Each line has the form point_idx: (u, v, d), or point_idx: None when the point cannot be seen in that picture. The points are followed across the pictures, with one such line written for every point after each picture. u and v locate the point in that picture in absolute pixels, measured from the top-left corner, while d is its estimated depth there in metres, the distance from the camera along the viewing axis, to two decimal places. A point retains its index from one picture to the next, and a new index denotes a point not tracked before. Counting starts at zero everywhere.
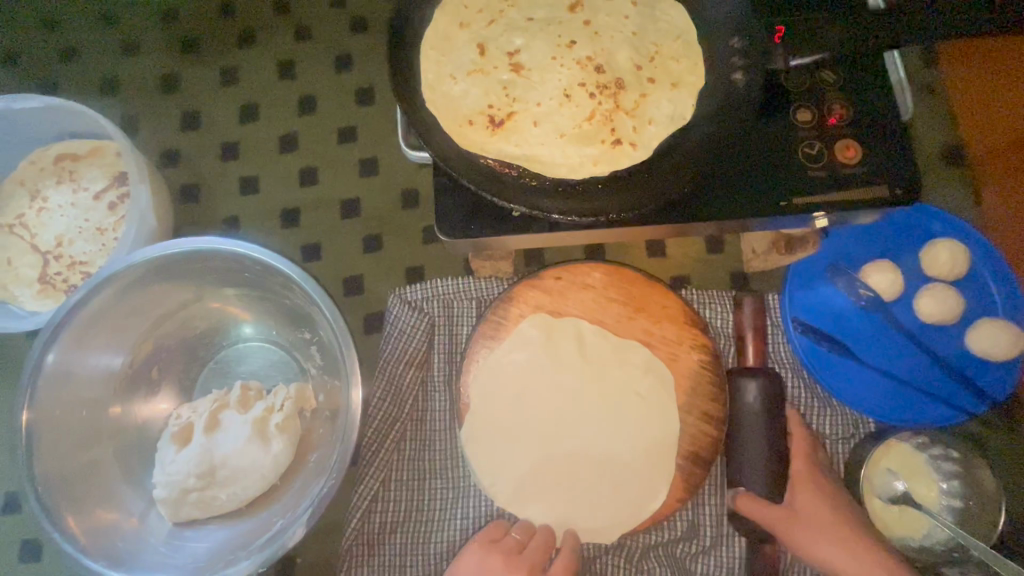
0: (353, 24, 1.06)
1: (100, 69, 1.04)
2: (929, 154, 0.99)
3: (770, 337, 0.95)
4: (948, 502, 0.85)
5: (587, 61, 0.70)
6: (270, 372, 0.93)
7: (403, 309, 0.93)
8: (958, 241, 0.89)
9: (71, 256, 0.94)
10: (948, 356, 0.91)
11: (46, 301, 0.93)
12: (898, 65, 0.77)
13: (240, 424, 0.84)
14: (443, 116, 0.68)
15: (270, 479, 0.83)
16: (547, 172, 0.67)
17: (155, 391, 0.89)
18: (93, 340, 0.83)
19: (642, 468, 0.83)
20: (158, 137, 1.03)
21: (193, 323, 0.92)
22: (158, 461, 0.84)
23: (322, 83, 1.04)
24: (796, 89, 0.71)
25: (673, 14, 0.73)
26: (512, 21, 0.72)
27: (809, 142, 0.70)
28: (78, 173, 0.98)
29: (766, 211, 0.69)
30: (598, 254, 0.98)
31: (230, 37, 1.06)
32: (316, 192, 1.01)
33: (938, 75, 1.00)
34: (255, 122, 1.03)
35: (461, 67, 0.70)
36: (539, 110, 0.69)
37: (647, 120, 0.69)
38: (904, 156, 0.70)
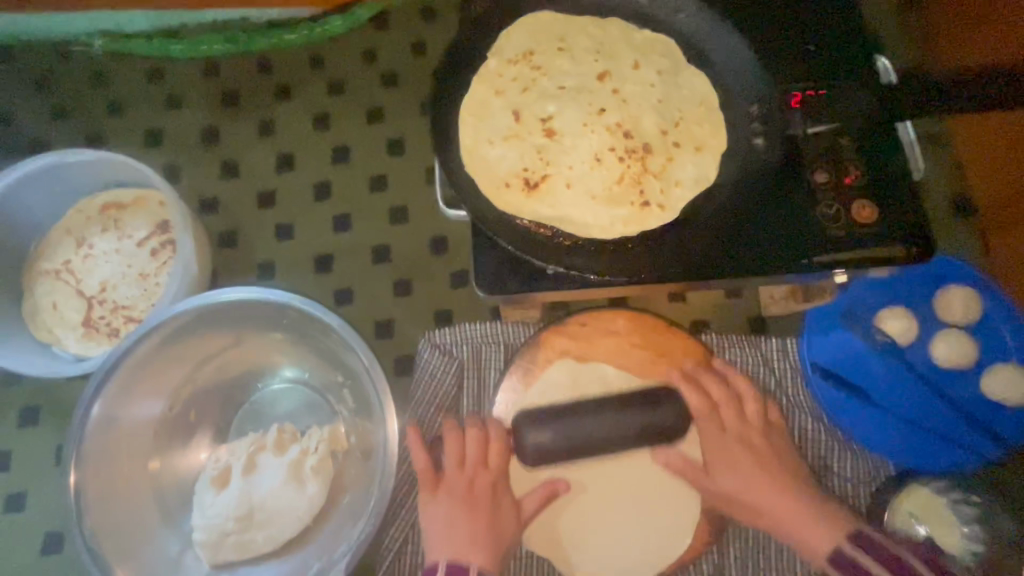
0: (385, 78, 1.12)
1: (146, 122, 1.11)
2: (938, 202, 1.03)
3: (789, 381, 0.97)
4: (971, 547, 0.85)
5: (616, 127, 0.74)
6: (304, 413, 0.96)
7: (432, 353, 0.96)
8: (970, 288, 0.93)
9: (114, 301, 0.98)
10: (964, 400, 0.93)
11: (90, 345, 0.96)
12: (908, 128, 0.81)
13: (276, 467, 0.87)
14: (482, 179, 0.73)
15: (305, 521, 0.85)
16: (580, 232, 0.71)
17: (193, 433, 0.92)
18: (139, 385, 0.87)
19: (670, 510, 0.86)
20: (199, 186, 1.08)
21: (231, 366, 0.95)
22: (197, 503, 0.86)
23: (355, 135, 1.09)
24: (815, 152, 0.75)
25: (696, 81, 0.77)
26: (544, 89, 0.77)
27: (828, 202, 0.73)
28: (122, 221, 1.02)
29: (789, 268, 0.72)
30: (621, 300, 1.01)
31: (267, 91, 1.12)
32: (348, 238, 1.05)
33: (945, 128, 1.05)
34: (291, 171, 1.08)
35: (497, 133, 0.75)
36: (571, 173, 0.73)
37: (674, 182, 0.73)
38: (917, 216, 0.73)
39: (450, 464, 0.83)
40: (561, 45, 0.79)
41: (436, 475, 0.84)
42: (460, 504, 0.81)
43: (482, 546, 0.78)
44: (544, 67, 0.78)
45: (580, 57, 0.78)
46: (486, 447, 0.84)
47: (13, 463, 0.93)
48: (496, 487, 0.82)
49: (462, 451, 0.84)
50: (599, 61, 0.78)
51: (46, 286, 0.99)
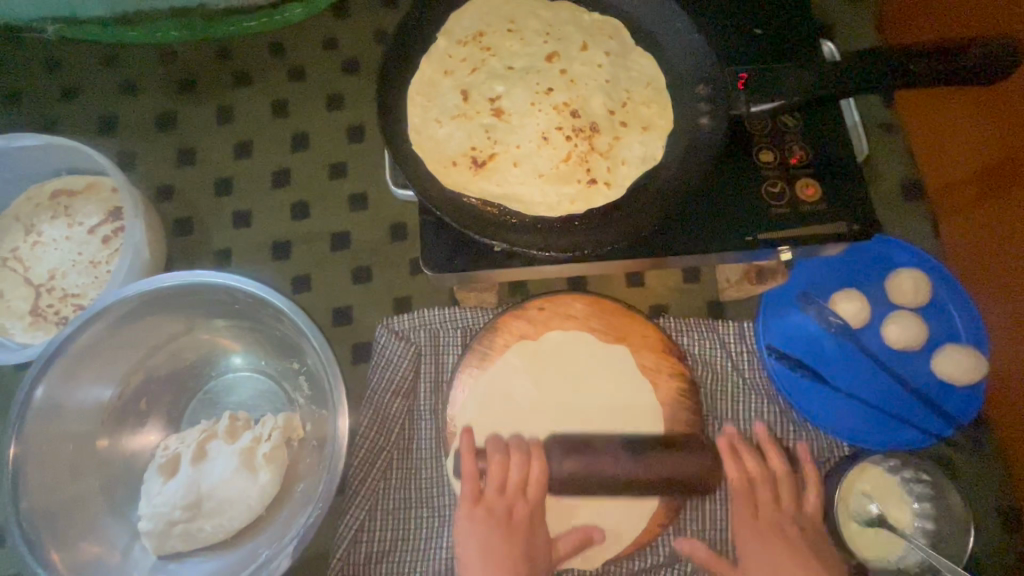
0: (346, 66, 1.11)
1: (101, 109, 1.09)
2: (891, 188, 1.05)
3: (746, 364, 0.97)
4: (919, 524, 0.88)
5: (563, 106, 0.75)
6: (258, 402, 0.94)
7: (389, 338, 0.95)
8: (920, 271, 0.95)
9: (64, 289, 0.96)
10: (915, 380, 0.95)
11: (37, 333, 0.94)
12: (853, 111, 0.83)
13: (228, 455, 0.85)
14: (429, 158, 0.73)
15: (256, 509, 0.84)
16: (526, 210, 0.71)
17: (142, 422, 0.90)
18: (84, 373, 0.85)
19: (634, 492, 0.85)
20: (155, 173, 1.07)
21: (183, 354, 0.93)
22: (145, 492, 0.84)
23: (316, 122, 1.09)
24: (759, 132, 0.77)
25: (643, 63, 0.78)
26: (493, 70, 0.77)
27: (772, 181, 0.75)
28: (73, 208, 1.00)
29: (734, 247, 0.73)
30: (580, 286, 1.01)
31: (227, 78, 1.11)
32: (307, 225, 1.04)
33: (897, 116, 1.07)
34: (249, 158, 1.07)
35: (446, 112, 0.75)
36: (519, 151, 0.73)
37: (620, 160, 0.74)
38: (859, 194, 0.75)
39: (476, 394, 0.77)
40: (510, 27, 0.79)
41: (477, 489, 0.79)
42: (497, 530, 0.76)
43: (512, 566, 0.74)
44: (493, 48, 0.78)
45: (529, 38, 0.78)
46: None
47: None
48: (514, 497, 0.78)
49: (503, 480, 0.79)
50: (547, 43, 0.78)
51: None
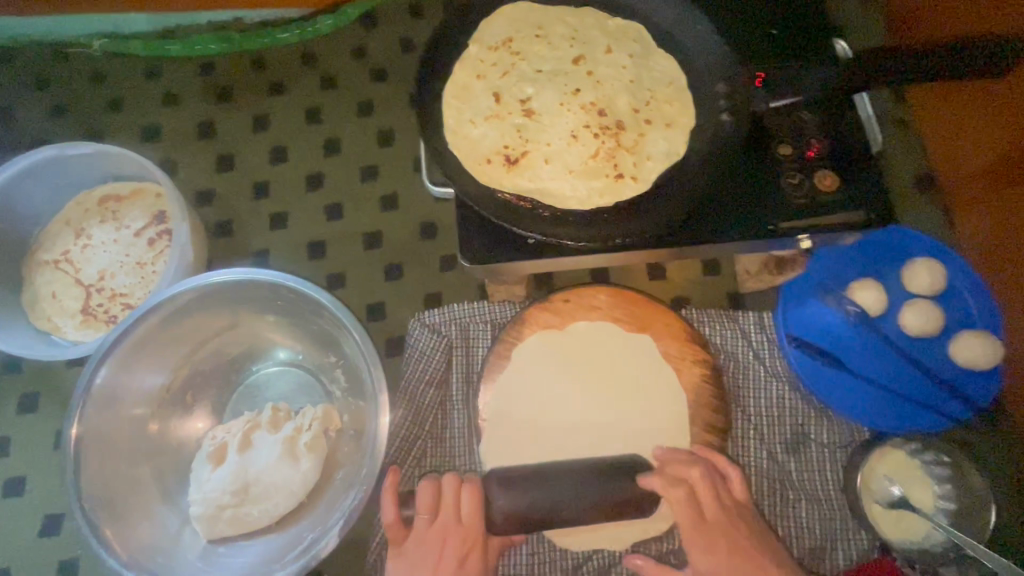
0: (374, 74, 1.16)
1: (143, 119, 1.15)
2: (904, 181, 1.08)
3: (767, 353, 1.01)
4: (942, 505, 0.89)
5: (590, 106, 0.79)
6: (298, 395, 0.99)
7: (421, 332, 0.99)
8: (936, 260, 0.97)
9: (112, 289, 1.01)
10: (934, 367, 0.97)
11: (89, 331, 0.99)
12: (867, 105, 0.86)
13: (272, 443, 0.89)
14: (465, 156, 0.77)
15: (299, 495, 0.88)
16: (558, 204, 0.75)
17: (189, 414, 0.94)
18: (136, 367, 0.89)
19: None
20: (195, 179, 1.12)
21: (226, 349, 0.97)
22: (194, 479, 0.88)
23: (346, 127, 1.14)
24: (778, 127, 0.80)
25: (665, 63, 0.82)
26: (523, 73, 0.81)
27: (792, 172, 0.78)
28: (120, 213, 1.05)
29: (755, 236, 0.76)
30: (604, 279, 1.05)
31: (260, 87, 1.16)
32: (340, 226, 1.09)
33: (909, 111, 1.10)
34: (284, 163, 1.12)
35: (480, 113, 0.79)
36: (550, 149, 0.77)
37: (646, 156, 0.78)
38: (875, 184, 0.78)
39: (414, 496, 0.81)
40: (538, 32, 0.84)
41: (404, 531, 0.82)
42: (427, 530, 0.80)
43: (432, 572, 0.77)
44: (523, 52, 0.82)
45: (556, 43, 0.83)
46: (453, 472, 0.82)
47: (12, 447, 0.95)
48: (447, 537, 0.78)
49: (434, 501, 0.81)
50: (574, 46, 0.83)
51: (45, 276, 1.02)
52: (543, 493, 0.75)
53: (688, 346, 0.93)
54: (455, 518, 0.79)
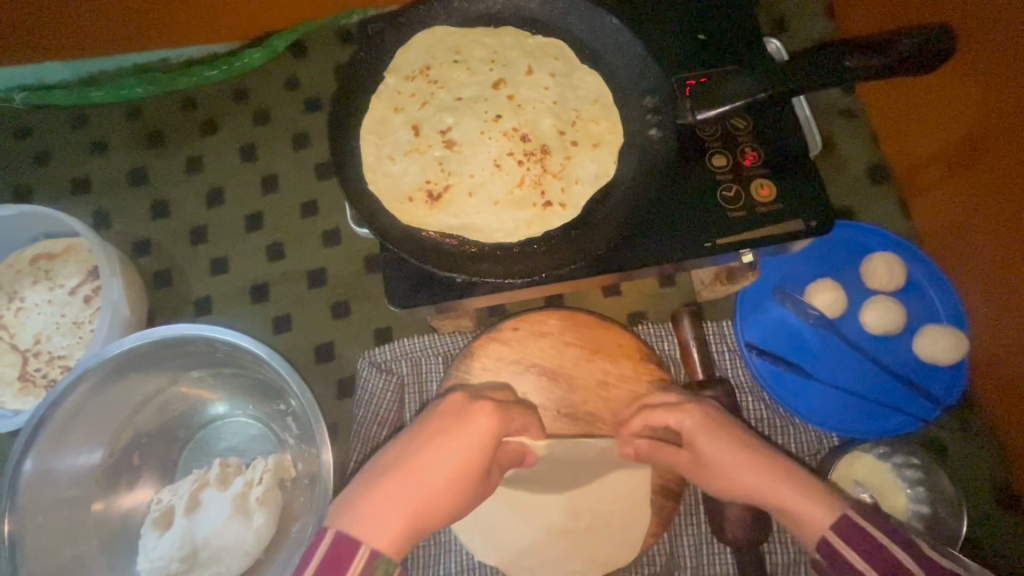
0: (309, 105, 1.13)
1: (73, 170, 1.11)
2: (856, 174, 1.05)
3: (729, 363, 0.97)
4: (914, 508, 0.87)
5: (513, 131, 0.76)
6: (249, 446, 0.96)
7: (371, 371, 0.96)
8: (894, 254, 0.95)
9: (50, 352, 0.98)
10: (899, 365, 0.94)
11: (27, 399, 0.96)
12: (805, 106, 0.85)
13: (221, 502, 0.86)
14: (386, 195, 0.74)
15: (253, 554, 0.85)
16: (484, 239, 0.72)
17: (136, 478, 0.91)
18: (72, 437, 0.86)
19: (631, 511, 0.84)
20: (131, 228, 1.09)
21: (171, 406, 0.95)
22: (142, 548, 0.85)
23: (283, 162, 1.11)
24: (710, 138, 0.77)
25: (589, 80, 0.79)
26: (442, 102, 0.78)
27: (727, 184, 0.75)
28: (53, 271, 1.02)
29: (693, 254, 0.73)
30: (557, 301, 1.02)
31: (193, 128, 1.13)
32: (283, 266, 1.05)
33: (857, 102, 1.07)
34: (221, 205, 1.09)
35: (399, 148, 0.76)
36: (473, 181, 0.74)
37: (574, 180, 0.75)
38: (816, 189, 0.75)
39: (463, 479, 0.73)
40: (456, 57, 0.80)
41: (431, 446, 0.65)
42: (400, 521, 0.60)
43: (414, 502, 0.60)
44: (441, 80, 0.79)
45: (475, 67, 0.80)
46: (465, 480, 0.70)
47: None
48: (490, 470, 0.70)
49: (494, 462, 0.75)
50: (493, 70, 0.79)
51: None
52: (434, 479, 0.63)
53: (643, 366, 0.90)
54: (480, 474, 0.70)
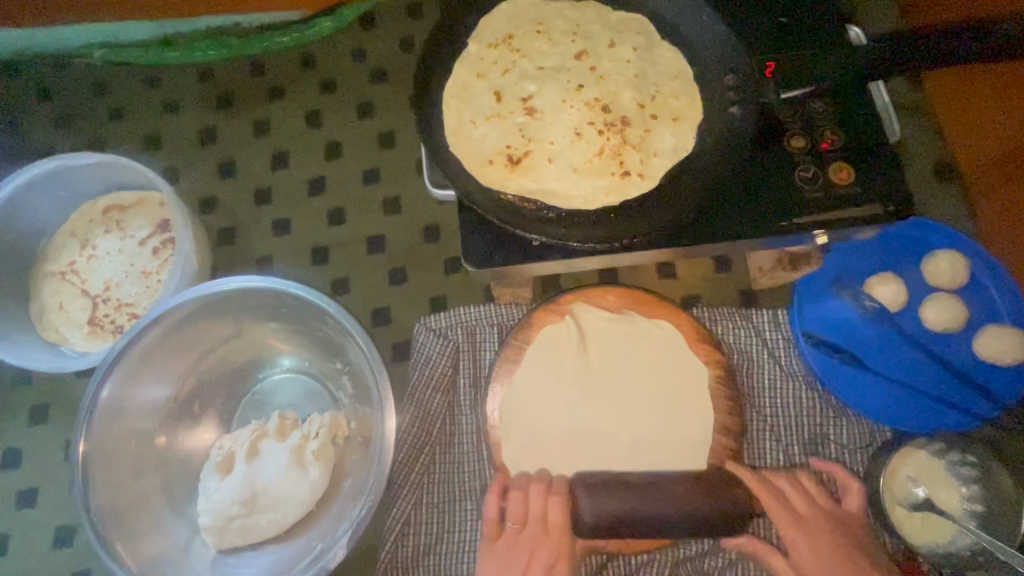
0: (374, 75, 1.15)
1: (146, 127, 1.14)
2: (921, 170, 1.04)
3: (783, 351, 0.97)
4: (970, 507, 0.86)
5: (594, 102, 0.76)
6: (305, 402, 0.98)
7: (427, 336, 0.97)
8: (958, 252, 0.94)
9: (118, 299, 1.01)
10: (956, 363, 0.94)
11: (95, 342, 0.99)
12: (883, 94, 0.83)
13: (279, 453, 0.88)
14: (467, 157, 0.76)
15: (308, 505, 0.87)
16: (562, 205, 0.73)
17: (197, 424, 0.93)
18: (142, 377, 0.89)
19: None
20: (198, 185, 1.12)
21: (232, 358, 0.97)
22: (202, 490, 0.88)
23: (348, 130, 1.13)
24: (789, 119, 0.78)
25: (670, 56, 0.80)
26: (524, 71, 0.79)
27: (806, 165, 0.76)
28: (125, 222, 1.05)
29: (769, 233, 0.74)
30: (613, 279, 1.03)
31: (261, 92, 1.15)
32: (344, 230, 1.08)
33: (925, 97, 1.06)
34: (286, 168, 1.12)
35: (480, 113, 0.78)
36: (553, 148, 0.75)
37: (652, 152, 0.75)
38: (894, 175, 0.76)
39: (512, 521, 0.76)
40: (539, 28, 0.81)
41: (500, 526, 0.78)
42: (507, 575, 0.73)
43: None
44: (523, 49, 0.80)
45: (558, 38, 0.81)
46: (548, 500, 0.76)
47: (23, 459, 0.96)
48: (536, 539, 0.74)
49: (524, 511, 0.76)
50: (575, 42, 0.80)
51: (52, 288, 1.02)
52: (635, 495, 0.71)
53: (698, 348, 0.90)
54: (559, 543, 0.73)
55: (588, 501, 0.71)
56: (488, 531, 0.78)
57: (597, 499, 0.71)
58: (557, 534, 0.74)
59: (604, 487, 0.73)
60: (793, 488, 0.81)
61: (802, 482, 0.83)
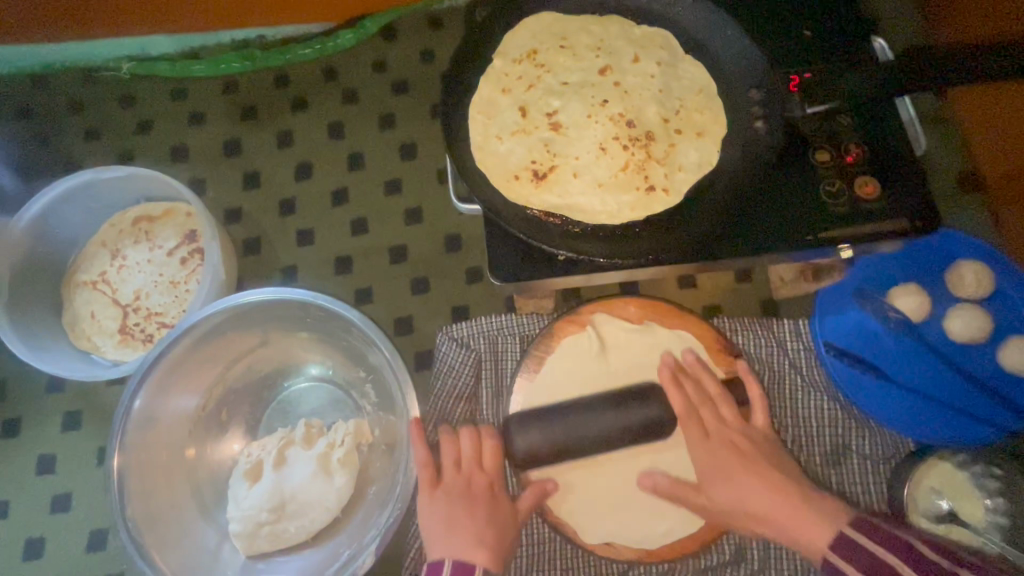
0: (396, 87, 1.16)
1: (172, 138, 1.17)
2: (944, 180, 1.04)
3: (804, 362, 0.97)
4: (994, 520, 0.86)
5: (619, 117, 0.77)
6: (330, 410, 1.00)
7: (449, 345, 0.99)
8: (984, 263, 0.93)
9: (148, 308, 1.03)
10: (982, 374, 0.93)
11: (127, 351, 1.02)
12: (908, 107, 0.83)
13: (306, 460, 0.90)
14: (493, 173, 0.77)
15: (334, 512, 0.89)
16: (587, 220, 0.74)
17: (225, 432, 0.96)
18: (173, 386, 0.91)
19: None
20: (224, 196, 1.14)
21: (258, 366, 0.99)
22: (232, 496, 0.90)
23: (369, 140, 1.14)
24: (814, 133, 0.78)
25: (693, 70, 0.80)
26: (549, 86, 0.80)
27: (830, 179, 0.76)
28: (153, 233, 1.08)
29: (794, 247, 0.74)
30: (633, 289, 1.04)
31: (284, 104, 1.17)
32: (366, 240, 1.09)
33: (948, 106, 1.06)
34: (309, 178, 1.13)
35: (506, 128, 0.79)
36: (578, 163, 0.76)
37: (677, 167, 0.76)
38: (920, 189, 0.75)
39: (448, 465, 0.85)
40: (563, 43, 0.82)
41: (435, 474, 0.84)
42: (459, 505, 0.81)
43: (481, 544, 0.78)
44: (548, 65, 0.81)
45: (582, 54, 0.81)
46: (480, 444, 0.86)
47: (58, 465, 0.99)
48: (467, 482, 0.83)
49: (455, 458, 0.85)
50: (599, 57, 0.81)
51: (84, 298, 1.04)
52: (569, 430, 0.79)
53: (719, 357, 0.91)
54: (495, 479, 0.85)
55: (520, 435, 0.79)
56: (426, 480, 0.83)
57: (535, 433, 0.79)
58: (492, 466, 0.85)
59: (549, 423, 0.80)
60: (698, 405, 0.85)
61: (720, 411, 0.85)
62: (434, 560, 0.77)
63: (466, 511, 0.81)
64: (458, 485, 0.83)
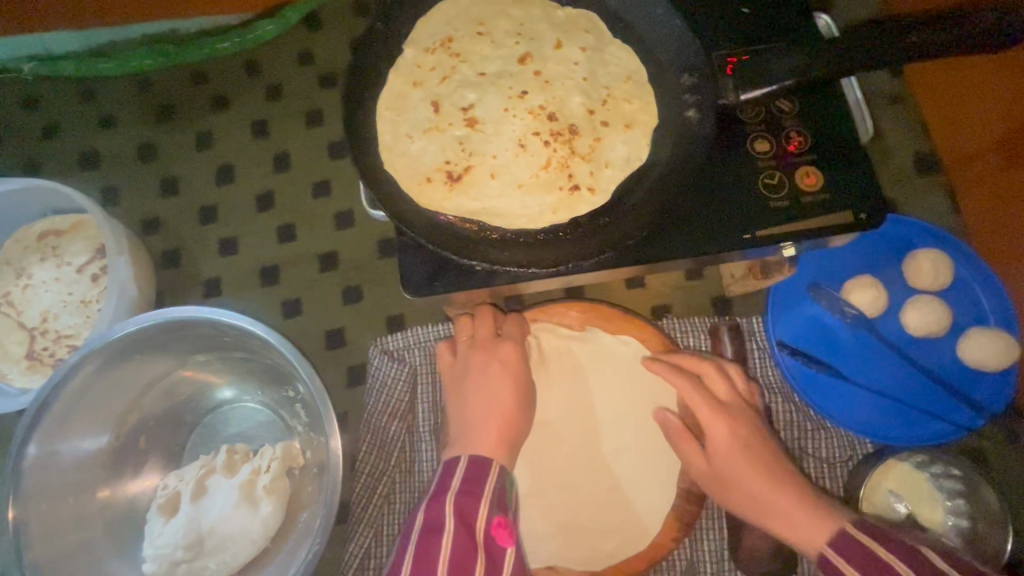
0: (323, 80, 1.08)
1: (83, 144, 1.08)
2: (902, 164, 0.98)
3: (758, 363, 0.92)
4: (954, 523, 0.82)
5: (539, 110, 0.70)
6: (258, 432, 0.93)
7: (382, 360, 0.92)
8: (941, 251, 0.88)
9: (57, 330, 0.96)
10: (940, 369, 0.89)
11: (34, 377, 0.94)
12: (856, 88, 0.79)
13: (227, 489, 0.84)
14: (402, 175, 0.70)
15: (259, 544, 0.82)
16: (506, 224, 0.68)
17: (143, 463, 0.89)
18: (78, 420, 0.84)
19: (649, 514, 0.80)
20: (140, 205, 1.06)
21: (179, 389, 0.93)
22: (148, 533, 0.84)
23: (297, 140, 1.06)
24: (752, 121, 0.72)
25: (622, 56, 0.74)
26: (464, 77, 0.73)
27: (770, 171, 0.70)
28: (61, 248, 0.99)
29: (732, 247, 0.68)
30: (578, 291, 0.97)
31: (203, 103, 1.09)
32: (294, 247, 1.02)
33: (905, 85, 1.00)
34: (232, 183, 1.05)
35: (417, 126, 0.71)
36: (495, 162, 0.69)
37: (603, 163, 0.70)
38: (868, 179, 0.69)
39: (465, 338, 0.82)
40: (479, 29, 0.75)
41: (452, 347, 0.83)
42: (481, 364, 0.78)
43: (503, 392, 0.76)
44: (463, 54, 0.74)
45: (500, 40, 0.74)
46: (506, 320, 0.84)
47: None
48: (491, 352, 0.79)
49: (473, 334, 0.82)
50: (519, 44, 0.74)
51: None
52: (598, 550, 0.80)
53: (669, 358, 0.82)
54: (520, 345, 0.80)
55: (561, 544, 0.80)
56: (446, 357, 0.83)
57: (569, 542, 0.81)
58: (512, 333, 0.81)
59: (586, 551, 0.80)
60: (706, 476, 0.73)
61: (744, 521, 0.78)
62: (449, 461, 0.70)
63: (479, 370, 0.77)
64: (480, 354, 0.79)
